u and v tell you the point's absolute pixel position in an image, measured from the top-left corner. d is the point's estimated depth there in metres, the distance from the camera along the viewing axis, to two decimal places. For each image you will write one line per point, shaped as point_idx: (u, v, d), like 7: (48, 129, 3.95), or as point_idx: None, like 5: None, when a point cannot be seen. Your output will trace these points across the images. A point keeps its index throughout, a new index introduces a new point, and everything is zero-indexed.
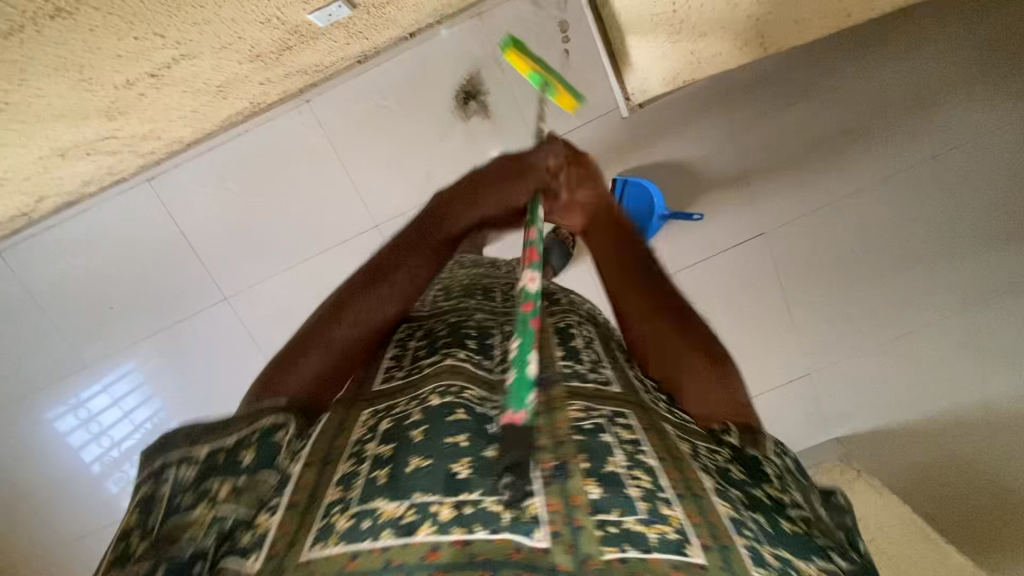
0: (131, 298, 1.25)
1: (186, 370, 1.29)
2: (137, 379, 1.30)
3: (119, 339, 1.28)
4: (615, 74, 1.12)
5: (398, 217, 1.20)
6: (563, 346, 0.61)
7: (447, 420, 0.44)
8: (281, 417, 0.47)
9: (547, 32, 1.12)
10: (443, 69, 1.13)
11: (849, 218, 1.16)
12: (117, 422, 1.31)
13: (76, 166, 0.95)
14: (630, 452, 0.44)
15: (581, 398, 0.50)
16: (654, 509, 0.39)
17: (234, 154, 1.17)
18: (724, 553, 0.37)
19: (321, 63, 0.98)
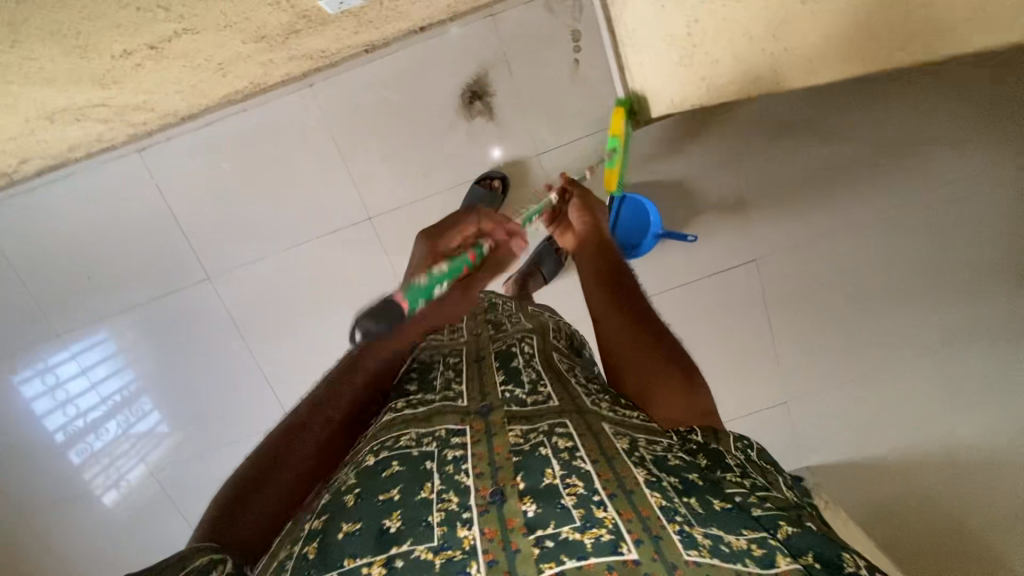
0: (111, 268, 1.22)
1: (161, 346, 1.26)
2: (110, 349, 1.26)
3: (95, 309, 1.24)
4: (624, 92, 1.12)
5: (393, 212, 1.19)
6: (504, 369, 0.67)
7: (380, 479, 0.52)
8: (219, 554, 0.49)
9: (559, 40, 1.10)
10: (452, 66, 1.12)
11: (840, 253, 1.18)
12: (84, 391, 1.27)
13: (64, 132, 0.92)
14: (566, 460, 0.52)
15: (518, 421, 0.58)
16: (588, 516, 0.46)
17: (231, 132, 1.15)
18: (655, 543, 0.43)
19: (327, 49, 0.96)
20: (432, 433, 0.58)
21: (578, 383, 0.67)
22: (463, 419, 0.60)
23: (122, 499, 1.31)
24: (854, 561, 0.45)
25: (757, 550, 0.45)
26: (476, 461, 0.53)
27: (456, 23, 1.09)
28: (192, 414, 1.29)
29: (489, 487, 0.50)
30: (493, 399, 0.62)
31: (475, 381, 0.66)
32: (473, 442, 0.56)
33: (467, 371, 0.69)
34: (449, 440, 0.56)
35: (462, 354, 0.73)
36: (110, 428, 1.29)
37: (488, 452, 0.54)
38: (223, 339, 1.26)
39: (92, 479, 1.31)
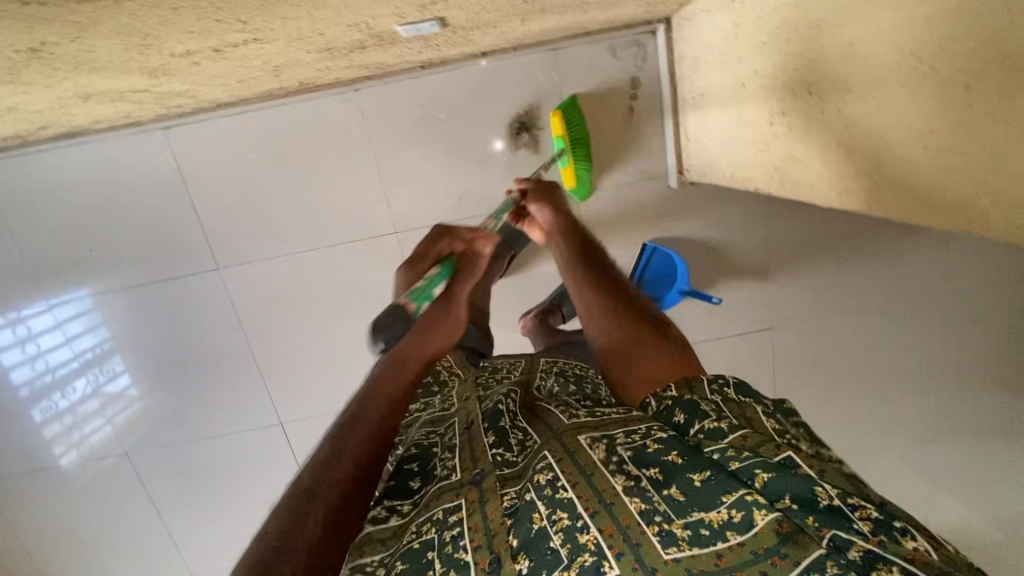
0: (110, 240, 1.16)
1: (151, 318, 1.21)
2: (87, 306, 1.20)
3: (89, 280, 1.18)
4: (675, 150, 1.11)
5: (420, 231, 1.16)
6: (492, 428, 0.63)
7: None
8: None
9: (618, 85, 1.09)
10: (505, 95, 1.09)
11: (855, 336, 1.19)
12: (57, 347, 1.22)
13: (94, 108, 0.86)
14: (550, 495, 0.50)
15: (511, 484, 0.54)
16: (573, 547, 0.46)
17: (264, 125, 1.10)
18: (635, 551, 0.44)
19: (385, 62, 0.92)
20: (424, 518, 0.54)
21: (563, 411, 0.64)
22: (459, 492, 0.54)
23: (81, 462, 1.30)
24: (827, 491, 0.43)
25: (736, 515, 0.44)
26: (471, 534, 0.50)
27: (518, 53, 1.06)
28: (168, 390, 1.26)
29: (487, 557, 0.48)
30: (485, 463, 0.57)
31: (465, 448, 0.60)
32: (468, 512, 0.52)
33: (458, 441, 0.62)
34: (447, 519, 0.51)
35: (454, 424, 0.66)
36: (78, 388, 1.25)
37: (482, 520, 0.51)
38: (218, 325, 1.22)
39: (52, 438, 1.28)
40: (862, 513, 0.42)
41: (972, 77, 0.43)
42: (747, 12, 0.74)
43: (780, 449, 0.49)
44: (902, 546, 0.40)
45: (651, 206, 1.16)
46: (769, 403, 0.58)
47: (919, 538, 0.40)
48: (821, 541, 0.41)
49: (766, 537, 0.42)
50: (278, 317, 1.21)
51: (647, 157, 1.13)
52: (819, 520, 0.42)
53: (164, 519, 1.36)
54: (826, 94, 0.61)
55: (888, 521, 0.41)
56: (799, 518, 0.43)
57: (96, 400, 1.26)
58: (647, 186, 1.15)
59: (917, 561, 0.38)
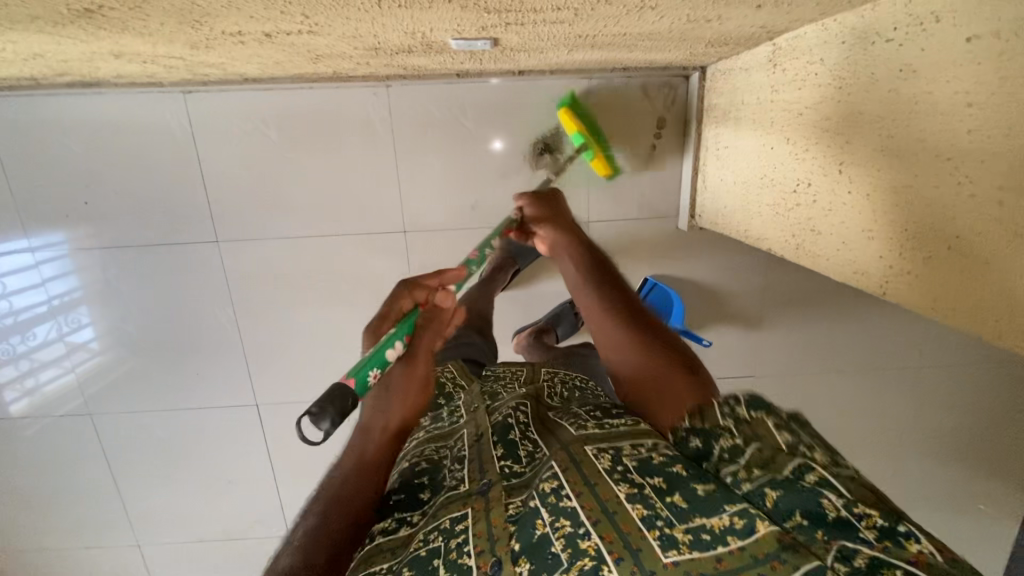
0: (107, 194, 1.13)
1: (134, 278, 1.18)
2: (65, 253, 1.16)
3: (76, 231, 1.14)
4: (691, 192, 1.11)
5: (428, 233, 1.16)
6: (501, 440, 0.64)
7: None
8: None
9: (645, 122, 1.10)
10: (533, 114, 1.10)
11: (829, 394, 1.24)
12: (29, 289, 1.18)
13: (122, 66, 0.84)
14: (553, 503, 0.51)
15: (519, 494, 0.55)
16: (573, 552, 0.47)
17: (288, 105, 1.08)
18: (636, 555, 0.46)
19: (425, 67, 0.91)
20: (431, 524, 0.55)
21: (572, 424, 0.64)
22: (466, 502, 0.56)
23: (32, 412, 1.25)
24: (834, 504, 0.44)
25: (738, 523, 0.46)
26: (476, 540, 0.51)
27: (554, 76, 1.07)
28: (140, 352, 1.23)
29: (489, 561, 0.49)
30: (493, 474, 0.58)
31: (474, 460, 0.62)
32: (474, 519, 0.53)
33: (469, 453, 0.64)
34: (454, 528, 0.53)
35: (464, 435, 0.68)
36: (42, 334, 1.21)
37: (486, 526, 0.52)
38: (206, 296, 1.19)
39: (5, 383, 1.23)
40: (868, 522, 0.43)
41: (1008, 196, 0.45)
42: (788, 81, 0.76)
43: (789, 455, 0.49)
44: (906, 550, 0.40)
45: (658, 243, 1.18)
46: (783, 413, 0.53)
47: (922, 541, 0.41)
48: (827, 554, 0.42)
49: (767, 545, 0.44)
50: (269, 298, 1.19)
51: (661, 196, 1.15)
52: (827, 534, 0.43)
53: (114, 481, 1.32)
54: (858, 176, 0.64)
55: (893, 527, 0.42)
56: (807, 532, 0.44)
57: (60, 349, 1.22)
58: (658, 223, 1.17)
59: (919, 564, 0.39)
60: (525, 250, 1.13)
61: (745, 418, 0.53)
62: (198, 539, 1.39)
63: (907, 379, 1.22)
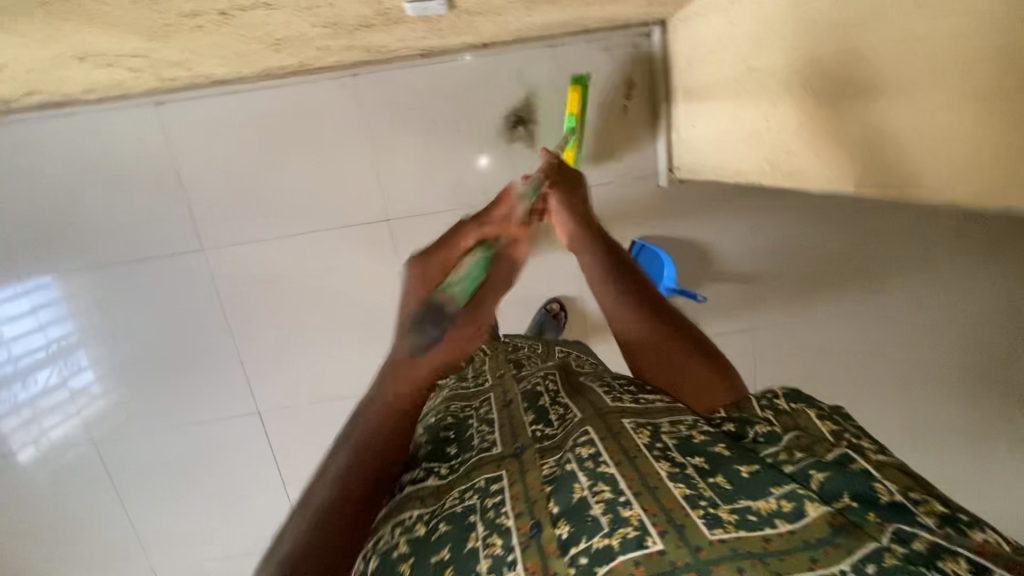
0: (92, 221, 1.13)
1: (125, 308, 1.18)
2: (60, 296, 1.17)
3: (62, 261, 1.15)
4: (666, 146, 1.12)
5: (411, 218, 1.16)
6: (532, 408, 0.67)
7: (430, 543, 0.51)
8: None
9: (613, 84, 1.11)
10: (502, 88, 1.10)
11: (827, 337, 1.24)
12: (27, 335, 1.18)
13: (88, 73, 0.85)
14: (592, 467, 0.49)
15: (551, 453, 0.56)
16: (614, 519, 0.44)
17: (260, 106, 1.09)
18: (680, 530, 0.42)
19: (387, 46, 0.93)
20: (467, 483, 0.57)
21: (604, 387, 0.67)
22: (500, 465, 0.57)
23: (40, 458, 1.25)
24: (887, 489, 0.45)
25: (787, 505, 0.44)
26: (512, 501, 0.51)
27: (517, 47, 1.08)
28: (140, 385, 1.23)
29: (528, 522, 0.48)
30: (526, 440, 0.60)
31: (506, 425, 0.65)
32: (510, 483, 0.54)
33: (498, 419, 0.67)
34: (489, 488, 0.54)
35: (491, 399, 0.73)
36: (43, 380, 1.21)
37: (522, 488, 0.52)
38: (197, 312, 1.19)
39: (10, 433, 1.24)
40: (925, 508, 0.45)
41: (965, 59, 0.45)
42: (743, 11, 0.77)
43: (832, 447, 0.51)
44: (969, 540, 0.42)
45: (642, 204, 1.17)
46: (823, 405, 0.57)
47: (987, 532, 0.42)
48: (884, 536, 0.42)
49: (820, 528, 0.42)
50: (260, 302, 1.19)
51: (638, 155, 1.15)
52: (880, 515, 0.43)
53: (126, 513, 1.30)
54: (818, 85, 0.64)
55: (952, 517, 0.44)
56: (858, 514, 0.44)
57: (62, 395, 1.22)
58: (638, 183, 1.17)
59: (985, 553, 0.41)
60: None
61: (786, 409, 0.58)
62: (213, 560, 1.37)
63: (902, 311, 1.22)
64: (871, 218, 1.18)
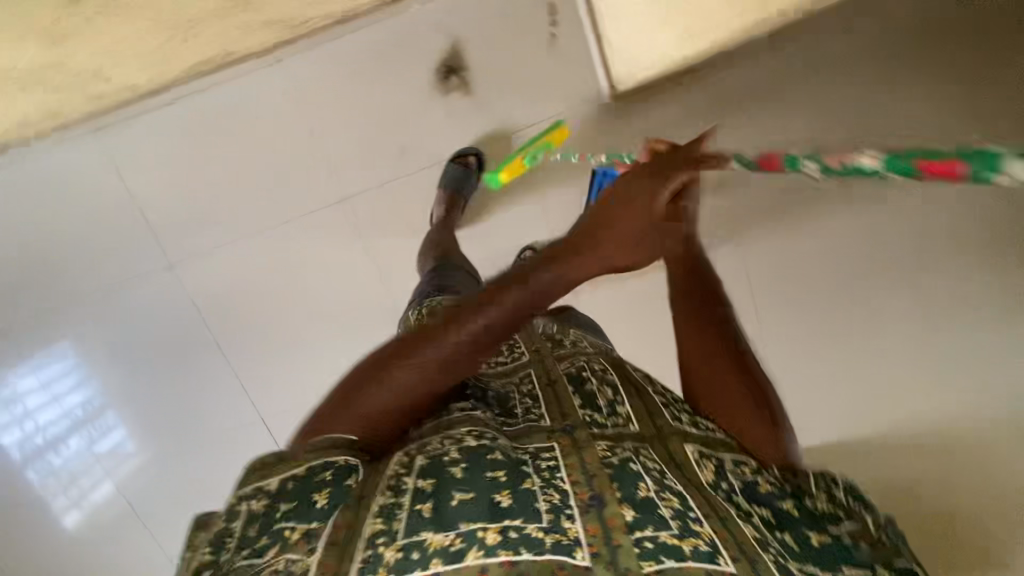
0: (69, 267, 1.15)
1: (129, 351, 1.18)
2: (74, 361, 1.17)
3: (59, 316, 1.16)
4: (601, 58, 1.10)
5: (366, 192, 1.15)
6: (578, 392, 0.62)
7: (485, 458, 0.47)
8: (353, 457, 0.48)
9: (535, 13, 1.10)
10: (425, 41, 1.10)
11: None
12: (48, 403, 1.17)
13: (36, 91, 1.03)
14: (658, 479, 0.50)
15: (607, 437, 0.54)
16: (685, 527, 0.45)
17: (196, 109, 1.11)
18: (750, 561, 0.44)
19: (294, 19, 1.06)
20: (519, 442, 0.52)
21: (659, 395, 0.65)
22: (551, 436, 0.53)
23: (80, 527, 1.17)
24: None
25: None
26: (569, 470, 0.48)
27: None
28: (161, 431, 1.18)
29: (587, 491, 0.46)
30: (578, 420, 0.56)
31: (552, 399, 0.60)
32: (564, 454, 0.50)
33: (543, 395, 0.62)
34: (540, 453, 0.51)
35: (532, 374, 0.67)
36: (73, 448, 1.17)
37: (580, 460, 0.49)
38: (182, 336, 1.18)
39: (49, 505, 1.17)
40: None
41: None
42: None
43: (894, 553, 0.55)
44: None
45: (595, 128, 1.12)
46: (880, 512, 0.59)
47: None
48: None
49: None
50: (234, 308, 1.18)
51: (577, 80, 1.12)
52: None
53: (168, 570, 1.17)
54: None
55: None
56: None
57: (88, 461, 1.17)
58: (584, 108, 1.12)
59: None
60: (462, 176, 1.10)
61: (842, 499, 0.59)
62: None
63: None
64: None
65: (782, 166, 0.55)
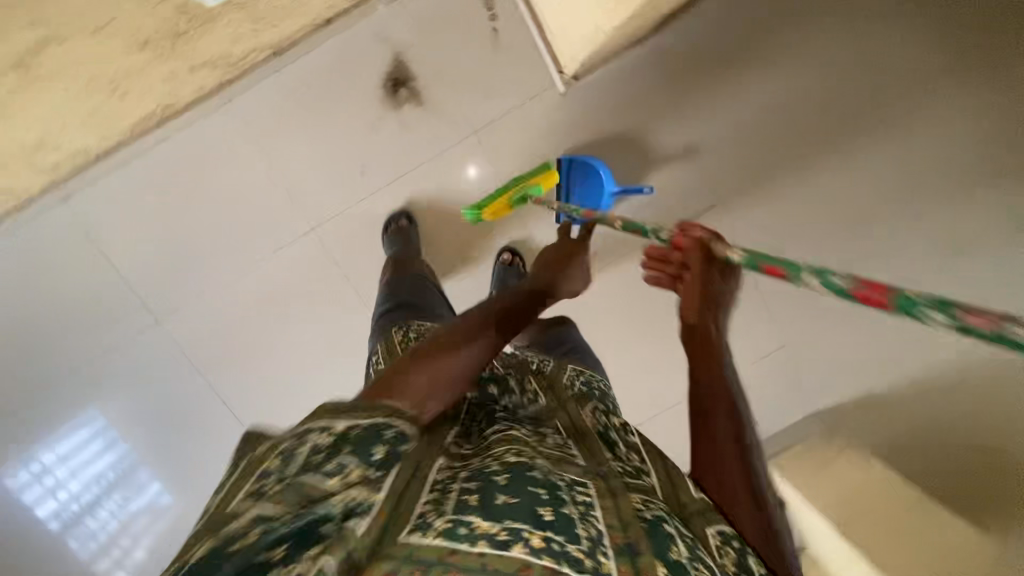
0: (64, 336, 1.16)
1: (146, 409, 1.19)
2: (100, 427, 1.18)
3: (70, 385, 1.17)
4: (542, 37, 1.06)
5: (335, 218, 1.14)
6: (604, 437, 0.58)
7: (528, 473, 0.45)
8: (406, 421, 0.47)
9: (474, 10, 1.08)
10: (367, 57, 1.09)
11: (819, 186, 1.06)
12: (81, 470, 1.19)
13: None
14: (689, 545, 0.46)
15: (642, 488, 0.51)
16: None
17: (154, 164, 1.12)
18: None
19: (229, 56, 1.04)
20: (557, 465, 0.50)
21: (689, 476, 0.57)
22: (587, 472, 0.50)
23: None
24: None
25: None
26: (607, 510, 0.46)
27: (363, 11, 1.07)
28: (188, 483, 1.21)
29: (620, 534, 0.43)
30: (610, 464, 0.53)
31: (586, 436, 0.58)
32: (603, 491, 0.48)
33: (574, 429, 0.59)
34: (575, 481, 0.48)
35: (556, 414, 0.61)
36: (107, 511, 1.19)
37: (616, 498, 0.47)
38: (185, 387, 1.19)
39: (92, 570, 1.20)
40: None
41: None
42: None
43: None
44: None
45: (552, 119, 1.10)
46: None
47: None
48: None
49: None
50: (225, 354, 1.18)
51: (526, 72, 1.09)
52: None
53: None
54: None
55: None
56: None
57: (124, 521, 1.20)
58: (539, 100, 1.10)
59: None
60: (404, 236, 1.08)
61: None
62: None
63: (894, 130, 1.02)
64: (811, 38, 1.03)
65: (784, 275, 0.46)
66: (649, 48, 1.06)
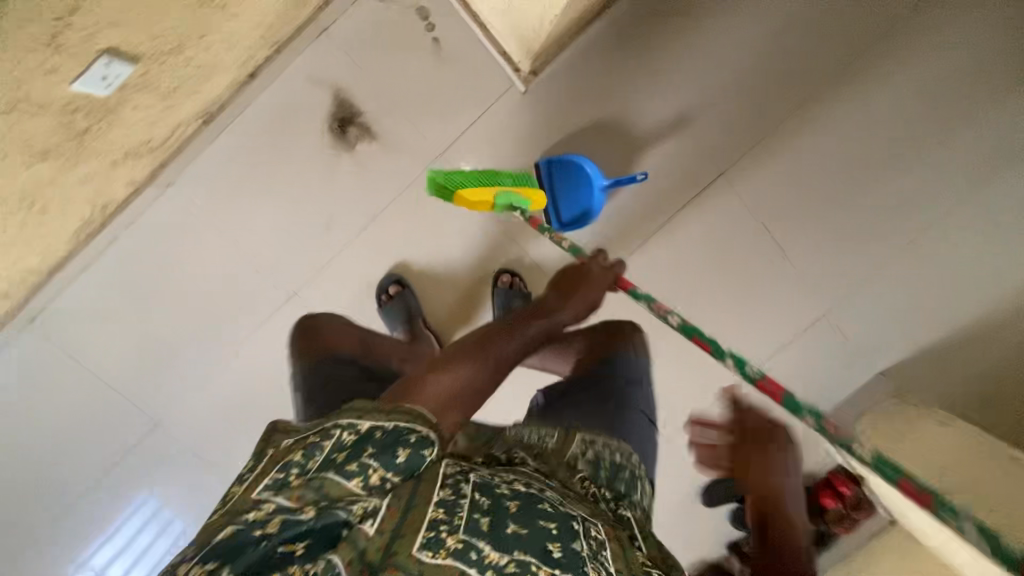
0: (72, 448, 1.07)
1: (193, 484, 1.07)
2: (150, 509, 1.07)
3: (107, 483, 1.07)
4: (484, 32, 0.97)
5: (313, 278, 1.04)
6: (606, 479, 0.56)
7: (538, 505, 0.44)
8: (422, 426, 0.46)
9: (408, 23, 1.00)
10: (306, 101, 1.02)
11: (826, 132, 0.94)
12: (138, 562, 1.07)
13: None
14: None
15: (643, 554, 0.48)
16: None
17: (114, 263, 1.06)
18: None
19: (153, 138, 0.98)
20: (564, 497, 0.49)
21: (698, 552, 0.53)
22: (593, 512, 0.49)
23: None
24: None
25: None
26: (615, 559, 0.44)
27: (287, 53, 1.01)
28: None
29: None
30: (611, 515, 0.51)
31: (593, 476, 0.55)
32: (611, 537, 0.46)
33: (584, 465, 0.56)
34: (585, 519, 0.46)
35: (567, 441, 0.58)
36: None
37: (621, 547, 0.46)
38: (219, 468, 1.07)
39: None
40: None
41: None
42: None
43: None
44: None
45: (518, 122, 0.99)
46: None
47: None
48: None
49: None
50: (231, 442, 1.07)
51: (478, 79, 0.99)
52: None
53: None
54: None
55: None
56: None
57: None
58: (501, 104, 0.99)
59: None
60: (402, 306, 0.99)
61: None
62: None
63: (890, 57, 0.92)
64: None
65: (932, 506, 0.49)
66: (602, 26, 0.97)
